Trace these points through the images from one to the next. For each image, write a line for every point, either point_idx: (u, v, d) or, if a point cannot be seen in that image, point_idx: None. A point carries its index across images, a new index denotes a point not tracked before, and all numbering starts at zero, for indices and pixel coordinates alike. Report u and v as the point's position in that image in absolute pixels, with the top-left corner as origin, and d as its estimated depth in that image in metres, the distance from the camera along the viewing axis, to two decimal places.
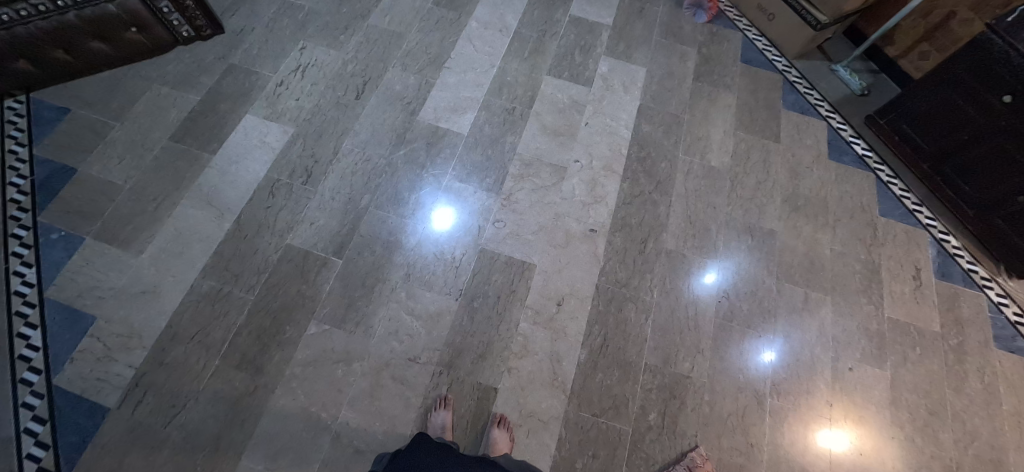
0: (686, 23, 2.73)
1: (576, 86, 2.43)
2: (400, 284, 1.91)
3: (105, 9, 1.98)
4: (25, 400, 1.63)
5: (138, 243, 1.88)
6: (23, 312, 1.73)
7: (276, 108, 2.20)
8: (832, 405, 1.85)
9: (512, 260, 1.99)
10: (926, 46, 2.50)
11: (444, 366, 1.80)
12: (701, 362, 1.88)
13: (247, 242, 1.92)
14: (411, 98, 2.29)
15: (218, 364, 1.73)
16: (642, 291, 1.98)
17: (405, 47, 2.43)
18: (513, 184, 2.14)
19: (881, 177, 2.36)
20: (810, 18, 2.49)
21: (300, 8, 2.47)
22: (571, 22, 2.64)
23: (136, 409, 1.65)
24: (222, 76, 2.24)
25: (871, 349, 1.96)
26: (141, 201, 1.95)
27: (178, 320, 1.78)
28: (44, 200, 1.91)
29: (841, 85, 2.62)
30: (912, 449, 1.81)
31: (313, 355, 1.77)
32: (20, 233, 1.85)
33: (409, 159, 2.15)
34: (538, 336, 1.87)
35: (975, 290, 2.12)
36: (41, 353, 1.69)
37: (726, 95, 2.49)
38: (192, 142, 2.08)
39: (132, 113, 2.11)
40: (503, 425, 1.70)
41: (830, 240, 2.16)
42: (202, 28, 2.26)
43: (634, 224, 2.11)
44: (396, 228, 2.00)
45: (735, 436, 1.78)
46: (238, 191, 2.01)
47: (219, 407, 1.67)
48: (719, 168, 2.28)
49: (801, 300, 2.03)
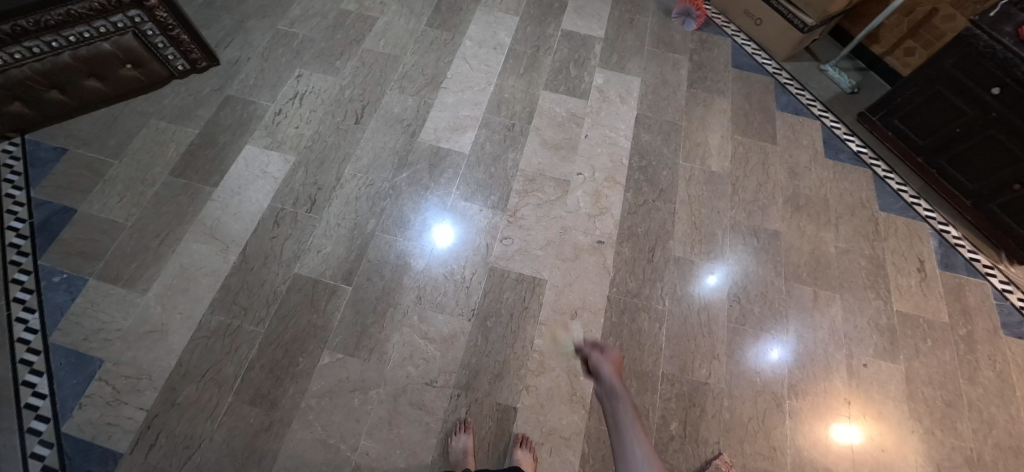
0: (675, 31, 2.78)
1: (573, 99, 2.45)
2: (412, 307, 1.89)
3: (100, 48, 1.98)
4: (34, 450, 1.58)
5: (143, 281, 1.85)
6: (28, 359, 1.69)
7: (276, 137, 2.19)
8: (851, 403, 1.86)
9: (522, 276, 1.99)
10: (911, 43, 2.57)
11: (461, 388, 1.78)
12: (718, 367, 1.87)
13: (255, 274, 1.90)
14: (410, 120, 2.30)
15: (231, 400, 1.70)
16: (653, 300, 1.98)
17: (401, 69, 2.44)
18: (517, 200, 2.14)
19: (878, 172, 2.39)
20: (796, 21, 2.56)
21: (295, 37, 2.48)
22: (563, 36, 2.67)
23: (149, 453, 1.61)
24: (219, 107, 2.23)
25: (884, 344, 1.97)
26: (144, 238, 1.92)
27: (188, 358, 1.75)
28: (44, 243, 1.87)
29: (831, 85, 2.68)
30: (932, 442, 1.81)
31: (328, 385, 1.75)
32: (21, 277, 1.81)
33: (413, 181, 2.15)
34: (554, 352, 1.86)
35: (979, 279, 2.15)
36: (49, 400, 1.65)
37: (721, 100, 2.53)
38: (193, 176, 2.06)
39: (130, 150, 2.09)
40: (525, 445, 1.68)
41: (834, 237, 2.18)
42: (198, 61, 2.26)
43: (641, 233, 2.12)
44: (404, 251, 1.99)
45: (758, 440, 1.77)
46: (242, 223, 1.99)
47: (234, 445, 1.64)
48: (719, 173, 2.30)
49: (811, 299, 2.04)
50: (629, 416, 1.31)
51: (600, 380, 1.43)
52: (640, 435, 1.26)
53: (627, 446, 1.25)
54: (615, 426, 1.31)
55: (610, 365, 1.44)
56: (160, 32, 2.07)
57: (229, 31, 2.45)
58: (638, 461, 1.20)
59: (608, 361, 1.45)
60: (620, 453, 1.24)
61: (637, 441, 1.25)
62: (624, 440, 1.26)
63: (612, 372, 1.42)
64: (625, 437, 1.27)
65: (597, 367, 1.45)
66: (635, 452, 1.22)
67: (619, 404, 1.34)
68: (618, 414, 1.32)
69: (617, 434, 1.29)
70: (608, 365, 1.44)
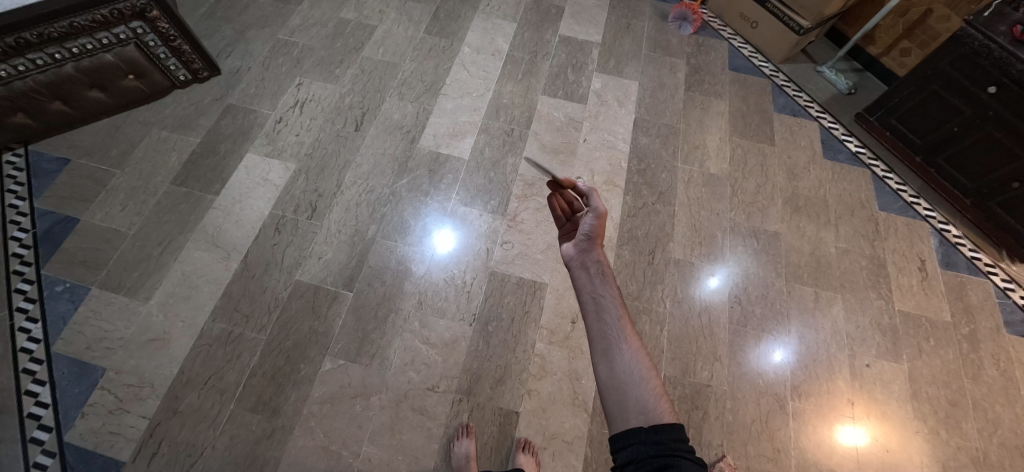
0: (672, 35, 2.80)
1: (572, 104, 2.46)
2: (412, 313, 1.90)
3: (103, 59, 1.99)
4: (36, 459, 1.58)
5: (146, 290, 1.86)
6: (31, 369, 1.69)
7: (277, 145, 2.21)
8: (853, 403, 1.85)
9: (523, 280, 1.99)
10: (907, 43, 2.58)
11: (463, 393, 1.78)
12: (719, 369, 1.87)
13: (256, 281, 1.91)
14: (409, 126, 2.31)
15: (233, 408, 1.70)
16: (654, 302, 1.98)
17: (400, 77, 2.45)
18: (517, 205, 2.15)
19: (876, 173, 2.40)
20: (792, 24, 2.57)
21: (295, 45, 2.50)
22: (560, 42, 2.69)
23: (151, 461, 1.61)
24: (220, 117, 2.25)
25: (886, 343, 1.96)
26: (146, 246, 1.93)
27: (190, 366, 1.75)
28: (47, 253, 1.88)
29: (828, 86, 2.69)
30: (937, 442, 1.80)
31: (330, 392, 1.75)
32: (24, 287, 1.82)
33: (413, 187, 2.16)
34: (555, 355, 1.86)
35: (981, 278, 2.14)
36: (51, 410, 1.65)
37: (718, 103, 2.54)
38: (194, 184, 2.08)
39: (132, 159, 2.11)
40: (527, 449, 1.67)
41: (834, 238, 2.18)
42: (199, 71, 2.29)
43: (641, 236, 2.12)
44: (404, 256, 2.00)
45: (761, 442, 1.76)
46: (243, 230, 2.00)
47: (236, 453, 1.64)
48: (717, 175, 2.31)
49: (812, 299, 2.04)
50: (615, 314, 1.14)
51: (581, 240, 1.30)
52: (627, 334, 1.11)
53: (615, 346, 1.09)
54: (600, 322, 1.13)
55: (599, 225, 1.30)
56: (162, 42, 2.09)
57: (229, 41, 2.47)
58: (626, 357, 1.07)
59: (593, 222, 1.30)
60: (607, 353, 1.08)
61: (624, 338, 1.10)
62: (610, 346, 1.09)
63: (599, 254, 1.25)
64: (612, 337, 1.10)
65: (583, 234, 1.30)
66: (622, 352, 1.07)
67: (602, 295, 1.17)
68: (602, 304, 1.15)
69: (598, 330, 1.12)
70: (592, 217, 1.31)
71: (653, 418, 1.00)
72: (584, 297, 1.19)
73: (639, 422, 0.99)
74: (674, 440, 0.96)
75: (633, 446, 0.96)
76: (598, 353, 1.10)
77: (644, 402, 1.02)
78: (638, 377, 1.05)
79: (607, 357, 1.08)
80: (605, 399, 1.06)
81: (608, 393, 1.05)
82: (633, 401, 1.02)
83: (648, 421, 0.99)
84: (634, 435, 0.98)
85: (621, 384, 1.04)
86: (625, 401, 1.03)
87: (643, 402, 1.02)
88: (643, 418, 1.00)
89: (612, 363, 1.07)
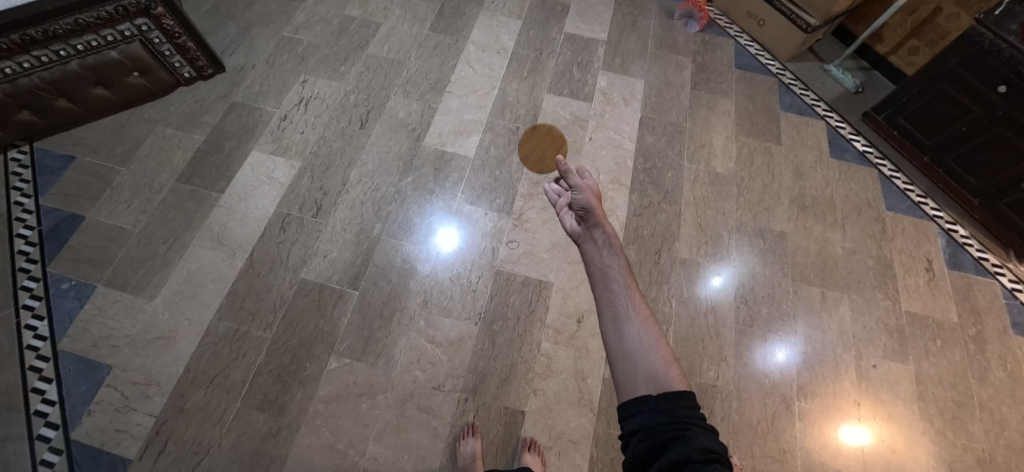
0: (678, 33, 2.78)
1: (577, 102, 2.45)
2: (418, 311, 1.89)
3: (108, 56, 1.99)
4: (43, 457, 1.58)
5: (151, 288, 1.86)
6: (37, 366, 1.69)
7: (282, 143, 2.20)
8: (860, 403, 1.84)
9: (529, 279, 1.99)
10: (915, 42, 2.57)
11: (469, 392, 1.78)
12: (725, 369, 1.87)
13: (262, 280, 1.91)
14: (415, 124, 2.30)
15: (239, 406, 1.70)
16: (660, 302, 1.97)
17: (405, 74, 2.44)
18: (522, 203, 2.15)
19: (883, 172, 2.38)
20: (800, 22, 2.56)
21: (299, 43, 2.49)
22: (566, 39, 2.68)
23: (158, 459, 1.61)
24: (225, 114, 2.24)
25: (893, 345, 1.96)
26: (151, 244, 1.93)
27: (196, 364, 1.75)
28: (52, 251, 1.88)
29: (836, 85, 2.68)
30: (943, 443, 1.80)
31: (335, 391, 1.75)
32: (30, 285, 1.81)
33: (418, 185, 2.15)
34: (561, 355, 1.85)
35: (988, 279, 2.13)
36: (58, 407, 1.65)
37: (725, 102, 2.53)
38: (199, 182, 2.07)
39: (137, 157, 2.10)
40: (534, 449, 1.67)
41: (841, 238, 2.17)
42: (204, 68, 2.28)
43: (647, 235, 2.11)
44: (410, 255, 2.00)
45: (767, 443, 1.76)
46: (248, 228, 2.00)
47: (242, 451, 1.64)
48: (724, 174, 2.30)
49: (819, 299, 2.03)
50: (623, 284, 1.14)
51: (584, 211, 1.31)
52: (635, 303, 1.10)
53: (622, 316, 1.09)
54: (607, 292, 1.13)
55: (592, 196, 1.31)
56: (166, 39, 2.08)
57: (234, 38, 2.46)
58: (634, 326, 1.07)
59: (588, 195, 1.31)
60: (615, 322, 1.08)
61: (632, 307, 1.10)
62: (618, 317, 1.09)
63: (604, 225, 1.26)
64: (620, 306, 1.10)
65: (581, 208, 1.32)
66: (630, 321, 1.07)
67: (609, 265, 1.17)
68: (609, 274, 1.16)
69: (607, 300, 1.12)
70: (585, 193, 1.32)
71: (662, 386, 0.99)
72: (592, 269, 1.20)
73: (648, 390, 0.99)
74: (684, 408, 0.95)
75: (643, 414, 0.96)
76: (607, 323, 1.10)
77: (653, 370, 1.02)
78: (647, 345, 1.05)
79: (615, 326, 1.08)
80: (615, 368, 1.06)
81: (617, 361, 1.05)
82: (642, 368, 1.02)
83: (658, 389, 0.99)
84: (643, 403, 0.97)
85: (629, 353, 1.04)
86: (634, 370, 1.03)
87: (652, 371, 1.01)
88: (653, 386, 0.99)
89: (620, 331, 1.07)
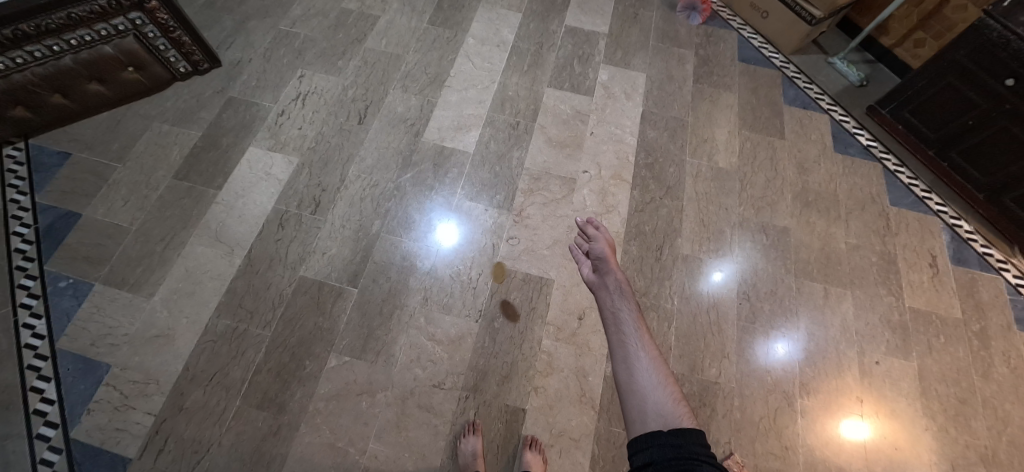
0: (681, 25, 2.75)
1: (578, 96, 2.43)
2: (418, 309, 1.88)
3: (102, 51, 1.96)
4: (43, 456, 1.58)
5: (149, 286, 1.84)
6: (36, 365, 1.69)
7: (279, 138, 2.18)
8: (863, 400, 1.83)
9: (529, 276, 1.97)
10: (921, 34, 2.53)
11: (469, 390, 1.77)
12: (727, 366, 1.86)
13: (260, 277, 1.89)
14: (414, 119, 2.28)
15: (239, 405, 1.69)
16: (662, 298, 1.96)
17: (404, 68, 2.41)
18: (523, 199, 2.13)
19: (888, 167, 2.36)
20: (804, 14, 2.52)
21: (297, 36, 2.46)
22: (567, 32, 2.65)
23: (158, 458, 1.61)
24: (222, 109, 2.22)
25: (896, 341, 1.95)
26: (149, 242, 1.92)
27: (195, 362, 1.74)
28: (49, 248, 1.87)
29: (840, 78, 2.65)
30: (946, 440, 1.79)
31: (335, 389, 1.74)
32: (27, 283, 1.80)
33: (417, 181, 2.13)
34: (562, 352, 1.84)
35: (993, 274, 2.12)
36: (58, 406, 1.64)
37: (728, 95, 2.50)
38: (197, 179, 2.05)
39: (133, 153, 2.08)
40: (534, 447, 1.66)
41: (844, 233, 2.15)
42: (200, 63, 2.25)
43: (649, 231, 2.10)
44: (409, 252, 1.98)
45: (769, 440, 1.75)
46: (246, 225, 1.98)
47: (242, 449, 1.64)
48: (726, 169, 2.27)
49: (822, 296, 2.02)
50: (633, 325, 1.25)
51: (598, 261, 1.46)
52: (644, 343, 1.20)
53: (633, 353, 1.18)
54: (619, 332, 1.24)
55: (607, 249, 1.48)
56: (161, 34, 2.05)
57: (230, 32, 2.43)
58: (644, 363, 1.16)
59: (604, 248, 1.49)
60: (625, 359, 1.18)
61: (642, 346, 1.20)
62: (629, 354, 1.18)
63: (616, 272, 1.40)
64: (631, 344, 1.20)
65: (596, 258, 1.47)
66: (640, 358, 1.17)
67: (620, 308, 1.29)
68: (620, 316, 1.27)
69: (618, 339, 1.23)
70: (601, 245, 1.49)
71: (671, 422, 1.06)
72: (605, 312, 1.31)
73: (658, 425, 1.06)
74: (695, 444, 1.00)
75: (654, 448, 1.01)
76: (618, 360, 1.20)
77: (662, 406, 1.09)
78: (656, 382, 1.13)
79: (626, 363, 1.17)
80: (625, 403, 1.14)
81: (627, 396, 1.13)
82: (651, 403, 1.09)
83: (667, 425, 1.05)
84: (654, 437, 1.03)
85: (639, 387, 1.13)
86: (644, 405, 1.10)
87: (660, 406, 1.09)
88: (662, 421, 1.06)
89: (630, 368, 1.16)
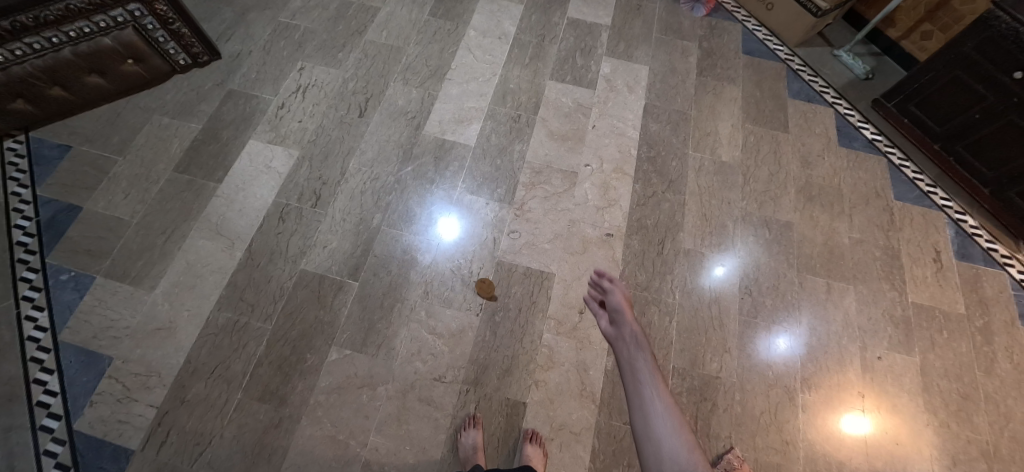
0: (684, 17, 2.72)
1: (580, 89, 2.41)
2: (419, 302, 1.88)
3: (101, 43, 1.95)
4: (47, 447, 1.59)
5: (151, 279, 1.85)
6: (38, 358, 1.69)
7: (279, 131, 2.17)
8: (864, 395, 1.83)
9: (530, 270, 1.97)
10: (929, 26, 2.50)
11: (470, 383, 1.77)
12: (729, 361, 1.85)
13: (261, 271, 1.89)
14: (414, 112, 2.27)
15: (240, 398, 1.70)
16: (664, 293, 1.95)
17: (404, 61, 2.40)
18: (524, 193, 2.12)
19: (892, 160, 2.34)
20: (810, 5, 2.49)
21: (296, 28, 2.44)
22: (569, 24, 2.62)
23: (160, 450, 1.61)
24: (222, 102, 2.21)
25: (899, 336, 1.94)
26: (150, 235, 1.91)
27: (196, 355, 1.74)
28: (51, 241, 1.87)
29: (845, 70, 2.62)
30: (947, 435, 1.79)
31: (336, 382, 1.74)
32: (29, 276, 1.80)
33: (418, 174, 2.12)
34: (563, 346, 1.84)
35: (997, 270, 2.10)
36: (60, 398, 1.65)
37: (731, 88, 2.47)
38: (197, 172, 2.05)
39: (134, 146, 2.08)
40: (535, 440, 1.67)
41: (848, 228, 2.14)
42: (199, 55, 2.23)
43: (650, 225, 2.08)
44: (410, 246, 1.98)
45: (769, 434, 1.75)
46: (247, 219, 1.98)
47: (244, 442, 1.64)
48: (729, 163, 2.26)
49: (824, 290, 2.01)
50: (652, 384, 1.31)
51: (614, 314, 1.51)
52: (664, 403, 1.26)
53: (653, 415, 1.24)
54: (638, 391, 1.30)
55: (623, 301, 1.53)
56: (160, 25, 2.04)
57: (230, 24, 2.42)
58: (664, 426, 1.21)
59: (620, 301, 1.53)
60: (645, 421, 1.24)
61: (661, 407, 1.25)
62: (649, 415, 1.25)
63: (633, 327, 1.46)
64: (650, 406, 1.26)
65: (612, 310, 1.53)
66: (660, 421, 1.23)
67: (638, 367, 1.35)
68: (639, 374, 1.34)
69: (638, 399, 1.29)
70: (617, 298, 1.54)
71: None
72: (625, 370, 1.38)
73: None
74: None
75: None
76: (639, 422, 1.26)
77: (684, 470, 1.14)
78: (676, 444, 1.18)
79: (646, 426, 1.23)
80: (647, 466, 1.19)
81: (648, 459, 1.19)
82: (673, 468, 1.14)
83: None
84: None
85: (660, 451, 1.18)
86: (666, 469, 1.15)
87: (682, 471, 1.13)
88: None
89: (651, 430, 1.22)
